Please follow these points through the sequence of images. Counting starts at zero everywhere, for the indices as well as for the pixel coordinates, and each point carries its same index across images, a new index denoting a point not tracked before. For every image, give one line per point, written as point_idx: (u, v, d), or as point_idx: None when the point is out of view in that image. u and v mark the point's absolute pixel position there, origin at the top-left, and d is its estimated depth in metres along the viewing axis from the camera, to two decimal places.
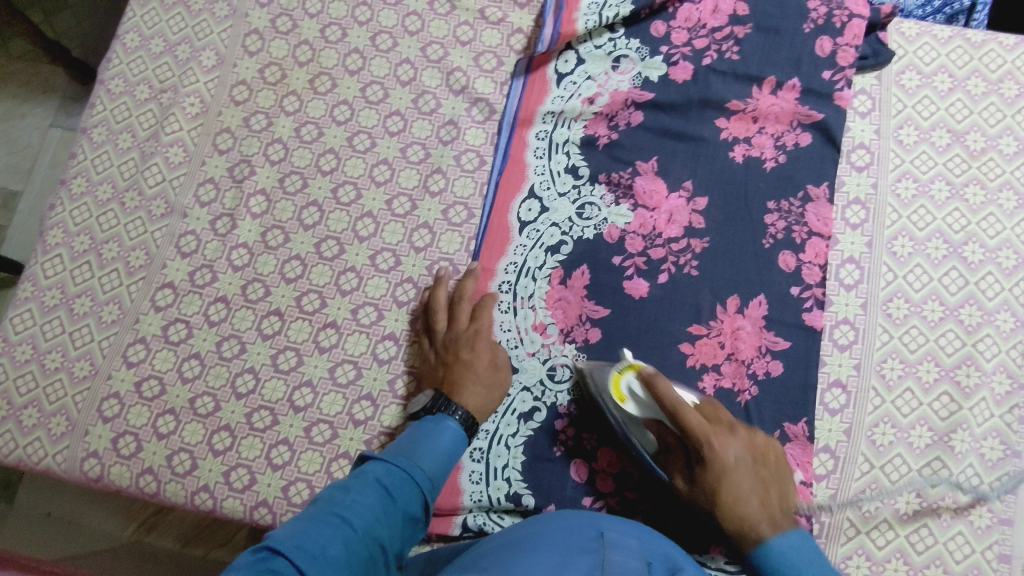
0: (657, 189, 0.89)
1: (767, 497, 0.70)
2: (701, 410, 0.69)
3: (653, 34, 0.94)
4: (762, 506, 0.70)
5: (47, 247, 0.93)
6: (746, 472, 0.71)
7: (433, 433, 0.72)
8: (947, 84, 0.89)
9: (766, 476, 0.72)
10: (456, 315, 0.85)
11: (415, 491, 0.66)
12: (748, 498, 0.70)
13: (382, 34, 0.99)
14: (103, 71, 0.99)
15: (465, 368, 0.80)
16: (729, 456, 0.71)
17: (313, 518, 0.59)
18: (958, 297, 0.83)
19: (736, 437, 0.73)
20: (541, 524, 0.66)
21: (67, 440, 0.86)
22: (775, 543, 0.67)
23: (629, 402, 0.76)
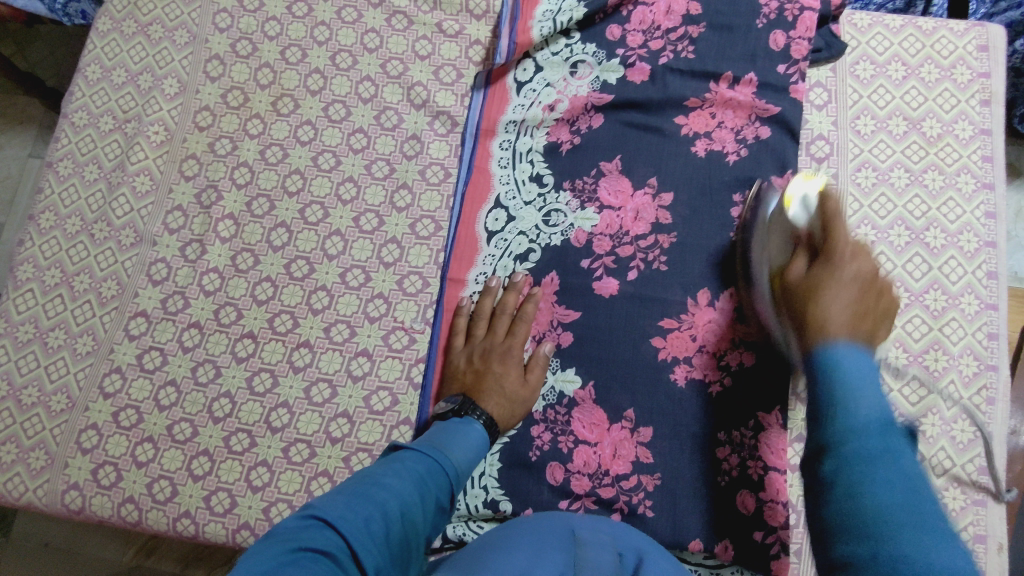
0: (622, 188, 0.89)
1: (854, 326, 0.60)
2: (829, 316, 0.61)
3: (609, 38, 0.94)
4: (852, 312, 0.61)
5: (19, 282, 0.94)
6: (848, 311, 0.61)
7: (463, 431, 0.76)
8: (901, 73, 0.90)
9: (869, 301, 0.63)
10: (494, 326, 0.86)
11: (446, 481, 0.70)
12: (836, 304, 0.61)
13: (342, 52, 0.99)
14: (66, 105, 1.00)
15: (495, 379, 0.82)
16: (829, 315, 0.61)
17: (353, 494, 0.62)
18: (922, 283, 0.83)
19: (855, 283, 0.63)
20: (519, 525, 0.67)
21: (47, 474, 0.87)
22: (840, 349, 0.58)
23: (796, 206, 0.77)
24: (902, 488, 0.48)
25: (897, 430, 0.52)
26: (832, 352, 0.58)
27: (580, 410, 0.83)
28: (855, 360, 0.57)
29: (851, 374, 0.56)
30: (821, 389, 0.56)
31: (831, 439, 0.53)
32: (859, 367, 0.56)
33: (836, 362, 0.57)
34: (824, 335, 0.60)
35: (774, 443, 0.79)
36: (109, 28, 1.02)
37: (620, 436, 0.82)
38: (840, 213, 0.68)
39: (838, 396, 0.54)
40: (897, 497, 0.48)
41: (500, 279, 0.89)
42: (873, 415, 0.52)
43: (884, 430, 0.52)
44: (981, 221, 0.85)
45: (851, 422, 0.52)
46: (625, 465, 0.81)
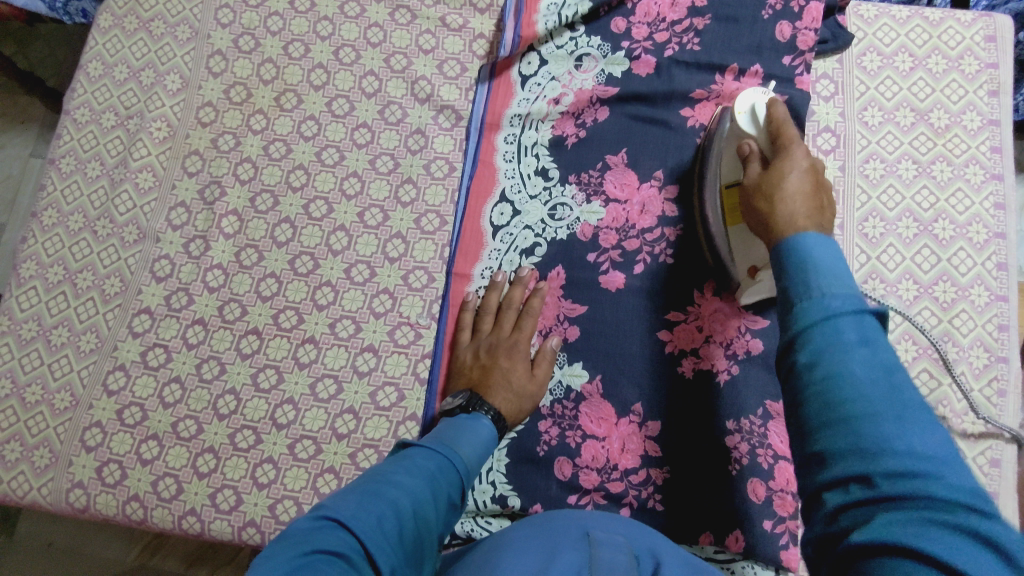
0: (629, 181, 0.89)
1: (818, 217, 0.58)
2: (792, 210, 0.58)
3: (614, 31, 0.94)
4: (811, 205, 0.59)
5: (21, 279, 0.93)
6: (803, 189, 0.60)
7: (473, 426, 0.75)
8: (909, 64, 0.90)
9: (823, 199, 0.61)
10: (501, 320, 0.86)
11: (457, 478, 0.69)
12: (795, 196, 0.59)
13: (345, 47, 0.99)
14: (68, 101, 0.99)
15: (503, 374, 0.81)
16: (789, 205, 0.59)
17: (364, 493, 0.61)
18: (931, 275, 0.83)
19: (808, 172, 0.62)
20: (537, 527, 0.67)
21: (51, 472, 0.86)
22: (808, 234, 0.54)
23: (745, 115, 0.73)
24: (878, 370, 0.45)
25: (868, 309, 0.48)
26: (803, 243, 0.53)
27: (588, 404, 0.83)
28: (827, 247, 0.52)
29: (820, 257, 0.51)
30: (792, 277, 0.51)
31: (799, 325, 0.48)
32: (831, 257, 0.51)
33: (810, 252, 0.52)
34: (784, 225, 0.57)
35: (782, 433, 0.78)
36: (110, 24, 1.02)
37: (628, 429, 0.81)
38: (788, 121, 0.68)
39: (801, 272, 0.51)
40: (876, 386, 0.44)
41: (506, 274, 0.88)
42: (847, 303, 0.47)
43: (956, 469, 0.41)
44: (990, 212, 0.84)
45: (824, 308, 0.48)
46: (634, 459, 0.80)
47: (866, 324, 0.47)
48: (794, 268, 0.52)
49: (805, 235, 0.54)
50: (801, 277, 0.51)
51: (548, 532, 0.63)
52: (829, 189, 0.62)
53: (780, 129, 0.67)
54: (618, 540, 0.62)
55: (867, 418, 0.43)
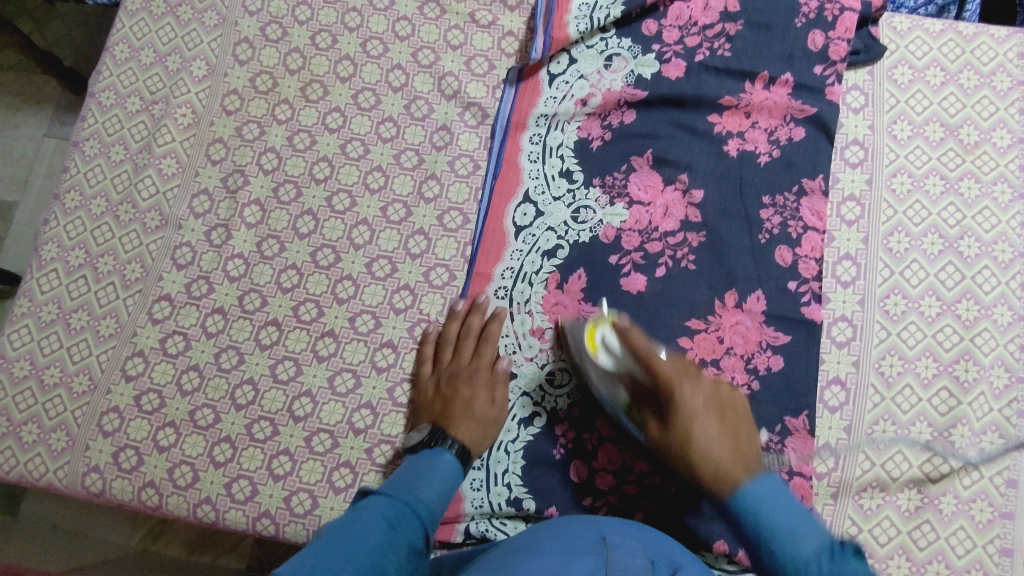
0: (653, 184, 0.89)
1: (742, 458, 0.68)
2: (721, 468, 0.67)
3: (645, 32, 0.93)
4: (732, 446, 0.69)
5: (42, 262, 0.93)
6: (707, 418, 0.71)
7: (435, 462, 0.75)
8: (940, 78, 0.89)
9: (731, 423, 0.72)
10: (459, 349, 0.85)
11: (417, 522, 0.69)
12: (711, 445, 0.69)
13: (372, 40, 0.98)
14: (93, 84, 0.99)
15: (464, 403, 0.81)
16: (713, 457, 0.68)
17: (315, 555, 0.62)
18: (954, 292, 0.83)
19: (710, 401, 0.73)
20: (549, 530, 0.67)
21: (68, 455, 0.86)
22: (749, 491, 0.64)
23: (602, 352, 0.79)
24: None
25: (830, 545, 0.61)
26: (743, 496, 0.64)
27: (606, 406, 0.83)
28: (777, 497, 0.64)
29: (777, 518, 0.62)
30: (761, 551, 0.62)
31: (751, 516, 0.63)
32: (772, 494, 0.64)
33: (762, 504, 0.63)
34: (731, 488, 0.66)
35: (799, 448, 0.79)
36: (137, 8, 1.01)
37: None
38: (651, 352, 0.73)
39: (768, 540, 0.62)
40: (822, 574, 0.59)
41: (528, 277, 0.88)
42: (806, 551, 0.60)
43: (834, 560, 0.60)
44: (1016, 231, 0.84)
45: (790, 557, 0.61)
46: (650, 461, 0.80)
47: (833, 557, 0.60)
48: (754, 540, 0.63)
49: (758, 482, 0.65)
50: (770, 550, 0.62)
51: (560, 535, 0.64)
52: (730, 410, 0.74)
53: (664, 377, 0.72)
54: (633, 544, 0.62)
55: (778, 530, 0.62)
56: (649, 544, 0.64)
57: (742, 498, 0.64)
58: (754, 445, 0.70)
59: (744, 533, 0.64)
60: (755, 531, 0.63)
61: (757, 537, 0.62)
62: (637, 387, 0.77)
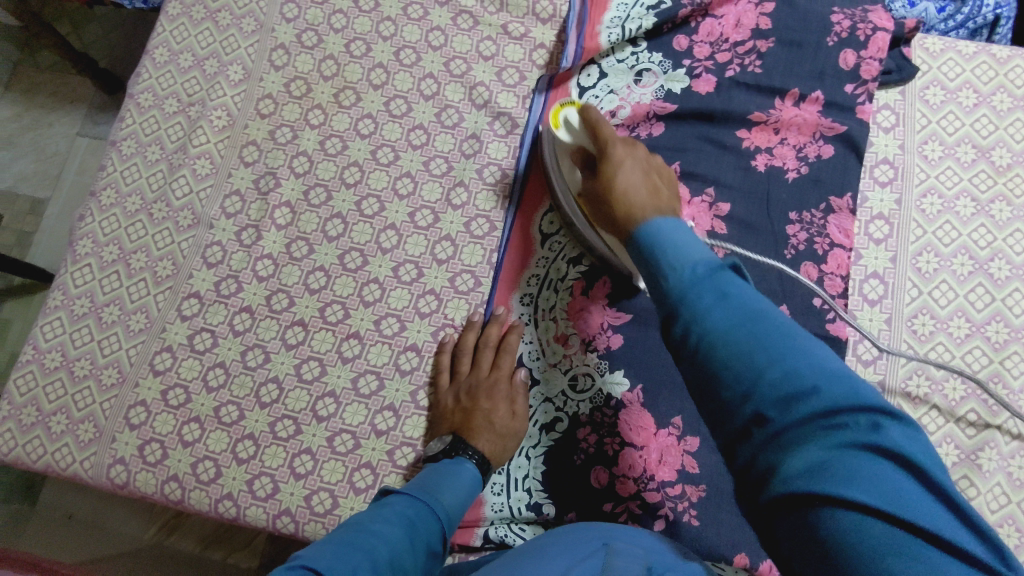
0: (680, 195, 0.89)
1: (657, 203, 0.61)
2: (632, 205, 0.61)
3: (676, 48, 0.94)
4: (649, 195, 0.63)
5: (77, 256, 0.95)
6: (635, 178, 0.66)
7: (454, 474, 0.76)
8: (972, 100, 0.89)
9: (657, 184, 0.66)
10: (479, 360, 0.86)
11: (435, 523, 0.69)
12: (636, 190, 0.63)
13: (406, 49, 1.00)
14: (133, 85, 1.02)
15: (485, 416, 0.82)
16: (631, 202, 0.62)
17: (340, 544, 0.60)
18: (984, 314, 0.82)
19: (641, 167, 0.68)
20: (549, 541, 0.66)
21: (94, 446, 0.88)
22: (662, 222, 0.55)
23: (563, 130, 0.81)
24: (740, 316, 0.46)
25: (722, 265, 0.50)
26: (649, 228, 0.55)
27: (629, 412, 0.82)
28: (735, 285, 0.48)
29: (676, 242, 0.53)
30: (651, 266, 0.53)
31: (675, 294, 0.49)
32: (682, 236, 0.53)
33: (659, 232, 0.54)
34: (636, 222, 0.58)
35: None
36: (178, 12, 1.04)
37: (667, 440, 0.81)
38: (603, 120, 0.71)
39: (662, 260, 0.51)
40: (747, 333, 0.45)
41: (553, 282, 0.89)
42: (699, 267, 0.49)
43: (714, 273, 0.49)
44: None
45: (688, 278, 0.49)
46: (671, 472, 0.80)
47: (713, 271, 0.49)
48: (647, 259, 0.53)
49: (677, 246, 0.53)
50: (660, 264, 0.52)
51: (562, 545, 0.63)
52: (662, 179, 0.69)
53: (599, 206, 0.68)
54: (637, 552, 0.60)
55: (670, 247, 0.52)
56: (653, 552, 0.62)
57: (646, 229, 0.55)
58: (671, 203, 0.64)
59: (641, 254, 0.55)
60: (648, 251, 0.53)
61: (716, 365, 0.45)
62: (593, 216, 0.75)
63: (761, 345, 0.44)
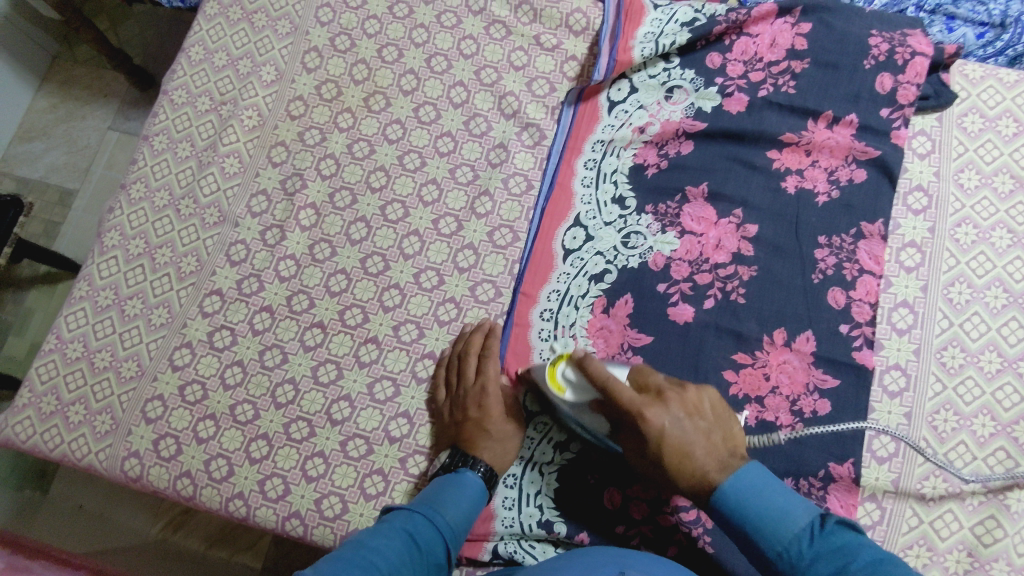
0: (706, 215, 0.88)
1: (722, 458, 0.68)
2: (692, 463, 0.68)
3: (709, 65, 0.93)
4: (711, 454, 0.68)
5: (103, 248, 0.96)
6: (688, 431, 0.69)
7: (455, 485, 0.76)
8: (1011, 129, 0.87)
9: (705, 426, 0.70)
10: (464, 368, 0.84)
11: (438, 538, 0.70)
12: (696, 455, 0.68)
13: (437, 56, 1.00)
14: (167, 82, 1.03)
15: (479, 426, 0.81)
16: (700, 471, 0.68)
17: (341, 561, 0.61)
18: (1017, 350, 0.80)
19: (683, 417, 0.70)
20: (557, 565, 0.64)
21: (110, 438, 0.88)
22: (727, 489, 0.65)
23: (567, 393, 0.75)
24: (827, 550, 0.60)
25: (818, 517, 0.63)
26: (721, 492, 0.65)
27: None
28: (748, 474, 0.66)
29: (747, 486, 0.65)
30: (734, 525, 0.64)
31: (787, 561, 0.61)
32: (755, 479, 0.65)
33: (737, 492, 0.65)
34: (702, 480, 0.67)
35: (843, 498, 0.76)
36: (215, 12, 1.05)
37: None
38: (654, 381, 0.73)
39: (741, 516, 0.64)
40: (828, 552, 0.60)
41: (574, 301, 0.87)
42: (800, 520, 0.62)
43: (790, 496, 0.64)
44: None
45: (779, 537, 0.62)
46: (686, 496, 0.79)
47: (814, 540, 0.61)
48: (725, 517, 0.65)
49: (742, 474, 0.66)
50: (742, 524, 0.64)
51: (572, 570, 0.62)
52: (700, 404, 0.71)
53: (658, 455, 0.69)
54: None
55: (751, 495, 0.64)
56: None
57: (725, 492, 0.65)
58: (735, 440, 0.70)
59: (720, 513, 0.66)
60: (730, 512, 0.64)
61: None
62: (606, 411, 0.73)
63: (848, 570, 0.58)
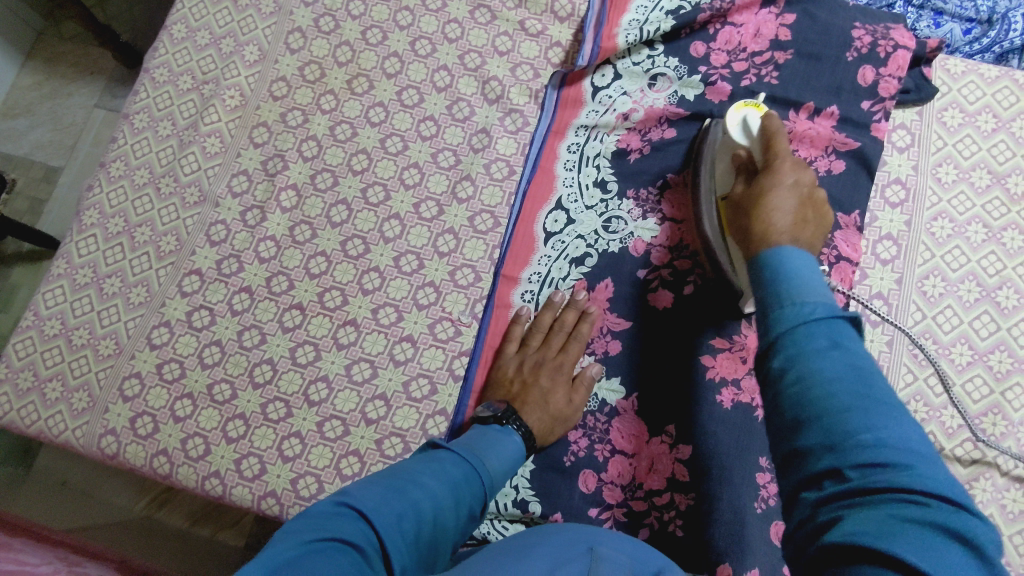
0: (686, 203, 0.89)
1: (796, 231, 0.60)
2: (772, 227, 0.60)
3: (693, 54, 0.93)
4: (796, 228, 0.60)
5: (83, 226, 0.96)
6: (787, 209, 0.62)
7: (502, 439, 0.75)
8: (991, 124, 0.88)
9: (805, 217, 0.62)
10: (550, 339, 0.85)
11: (479, 486, 0.69)
12: (784, 225, 0.60)
13: (422, 39, 1.00)
14: (149, 59, 1.02)
15: (542, 394, 0.81)
16: (773, 223, 0.60)
17: (388, 488, 0.62)
18: (988, 342, 0.81)
19: (794, 189, 0.65)
20: (536, 538, 0.65)
21: (87, 416, 0.88)
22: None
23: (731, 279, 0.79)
24: (848, 372, 0.45)
25: (843, 316, 0.49)
26: (779, 256, 0.54)
27: (621, 420, 0.82)
28: (807, 265, 0.53)
29: (801, 276, 0.52)
30: (768, 290, 0.52)
31: (785, 351, 0.48)
32: (803, 265, 0.53)
33: (789, 268, 0.53)
34: (768, 243, 0.58)
35: None
36: None
37: (658, 448, 0.80)
38: (782, 159, 0.68)
39: (781, 283, 0.51)
40: (843, 367, 0.45)
41: (564, 295, 0.87)
42: (824, 306, 0.48)
43: (835, 323, 0.48)
44: None
45: (802, 346, 0.47)
46: (660, 480, 0.79)
47: (839, 338, 0.47)
48: (772, 289, 0.52)
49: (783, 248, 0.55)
50: (778, 298, 0.51)
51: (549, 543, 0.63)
52: (814, 207, 0.65)
53: (772, 141, 0.69)
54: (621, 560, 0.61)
55: (795, 280, 0.51)
56: (635, 560, 0.63)
57: (773, 261, 0.54)
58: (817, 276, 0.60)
59: (761, 287, 0.54)
60: (773, 275, 0.53)
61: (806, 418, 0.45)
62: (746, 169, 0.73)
63: (848, 407, 0.44)
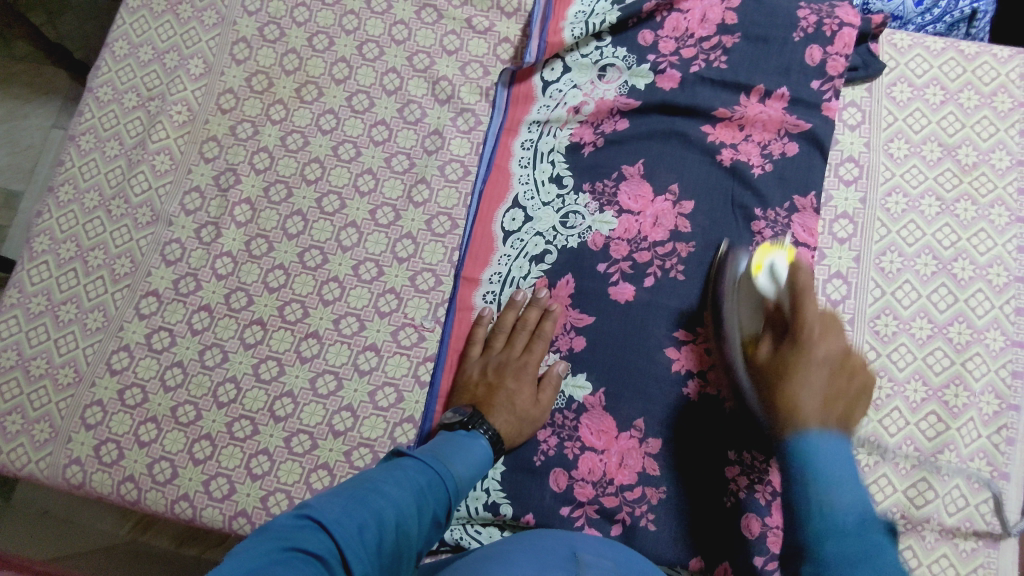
0: (643, 193, 0.88)
1: (827, 412, 0.67)
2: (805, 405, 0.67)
3: (641, 43, 0.93)
4: (826, 409, 0.67)
5: (34, 253, 0.94)
6: (819, 384, 0.68)
7: (468, 445, 0.75)
8: (939, 97, 0.88)
9: (841, 385, 0.69)
10: (513, 340, 0.85)
11: (444, 492, 0.69)
12: (813, 390, 0.68)
13: (369, 43, 0.98)
14: (92, 79, 1.00)
15: (507, 396, 0.81)
16: (802, 402, 0.67)
17: (349, 498, 0.61)
18: (946, 315, 0.81)
19: (826, 369, 0.69)
20: (514, 543, 0.65)
21: (50, 446, 0.87)
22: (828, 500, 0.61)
23: (764, 275, 0.78)
24: (859, 556, 0.57)
25: (873, 517, 0.60)
26: (807, 441, 0.65)
27: (589, 416, 0.82)
28: (833, 457, 0.63)
29: (824, 468, 0.63)
30: (798, 483, 0.64)
31: (810, 535, 0.60)
32: (832, 458, 0.63)
33: (813, 453, 0.64)
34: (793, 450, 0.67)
35: None
36: (138, 5, 1.02)
37: (627, 443, 0.80)
38: (808, 287, 0.73)
39: (808, 487, 0.62)
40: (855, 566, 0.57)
41: (525, 293, 0.87)
42: (849, 515, 0.60)
43: (863, 527, 0.59)
44: (1012, 254, 0.82)
45: (828, 522, 0.60)
46: (631, 475, 0.79)
47: (863, 527, 0.59)
48: (799, 477, 0.64)
49: (819, 444, 0.65)
50: (807, 493, 0.62)
51: (532, 548, 0.64)
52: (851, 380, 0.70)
53: (801, 324, 0.71)
54: (607, 566, 0.62)
55: (823, 481, 0.62)
56: (618, 564, 0.64)
57: (799, 442, 0.65)
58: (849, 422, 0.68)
59: (792, 467, 0.65)
60: (797, 460, 0.64)
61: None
62: (773, 326, 0.75)
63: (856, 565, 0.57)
